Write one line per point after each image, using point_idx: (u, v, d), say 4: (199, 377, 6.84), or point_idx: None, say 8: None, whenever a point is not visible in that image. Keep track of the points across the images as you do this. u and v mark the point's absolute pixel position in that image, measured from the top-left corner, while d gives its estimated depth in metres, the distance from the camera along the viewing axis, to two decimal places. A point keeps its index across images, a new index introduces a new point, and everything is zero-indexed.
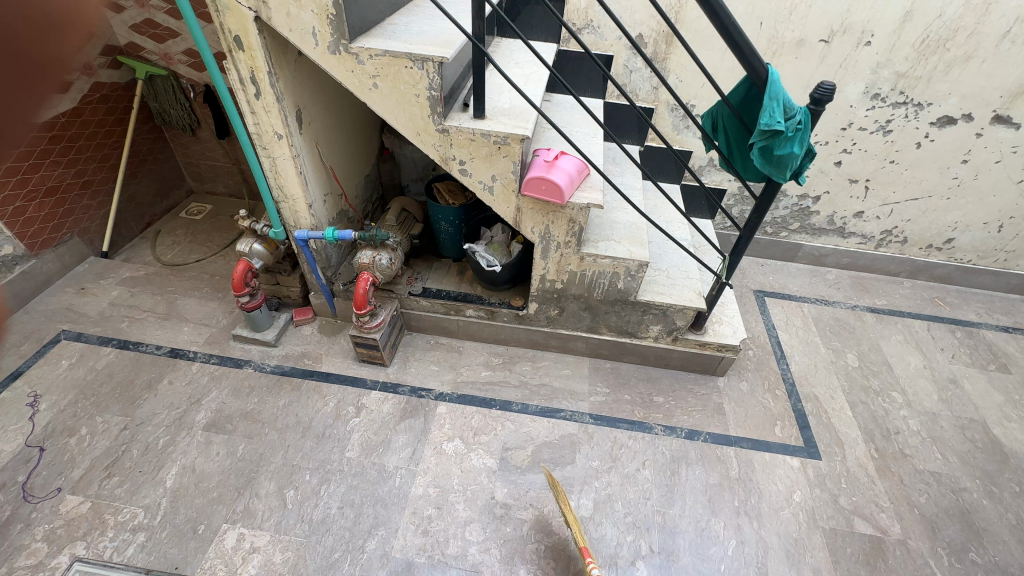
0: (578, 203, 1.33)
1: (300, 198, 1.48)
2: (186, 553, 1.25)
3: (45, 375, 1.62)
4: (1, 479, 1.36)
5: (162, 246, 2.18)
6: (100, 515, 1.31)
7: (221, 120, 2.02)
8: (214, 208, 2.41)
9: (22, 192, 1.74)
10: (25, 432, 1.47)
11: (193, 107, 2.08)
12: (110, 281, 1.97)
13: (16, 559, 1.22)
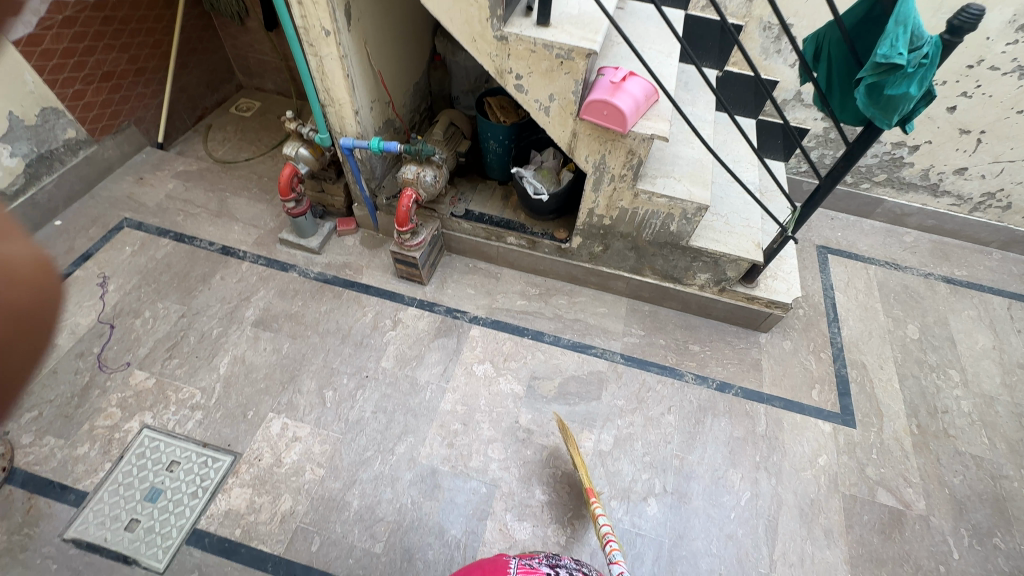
0: (641, 133, 1.20)
1: (346, 103, 1.41)
2: (237, 434, 1.38)
3: (111, 259, 1.74)
4: (80, 348, 1.51)
5: (213, 141, 2.19)
6: (163, 391, 1.45)
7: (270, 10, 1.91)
8: (262, 105, 2.36)
9: (79, 75, 1.75)
10: (97, 308, 1.61)
11: None
12: (166, 174, 2.02)
13: (96, 418, 1.39)
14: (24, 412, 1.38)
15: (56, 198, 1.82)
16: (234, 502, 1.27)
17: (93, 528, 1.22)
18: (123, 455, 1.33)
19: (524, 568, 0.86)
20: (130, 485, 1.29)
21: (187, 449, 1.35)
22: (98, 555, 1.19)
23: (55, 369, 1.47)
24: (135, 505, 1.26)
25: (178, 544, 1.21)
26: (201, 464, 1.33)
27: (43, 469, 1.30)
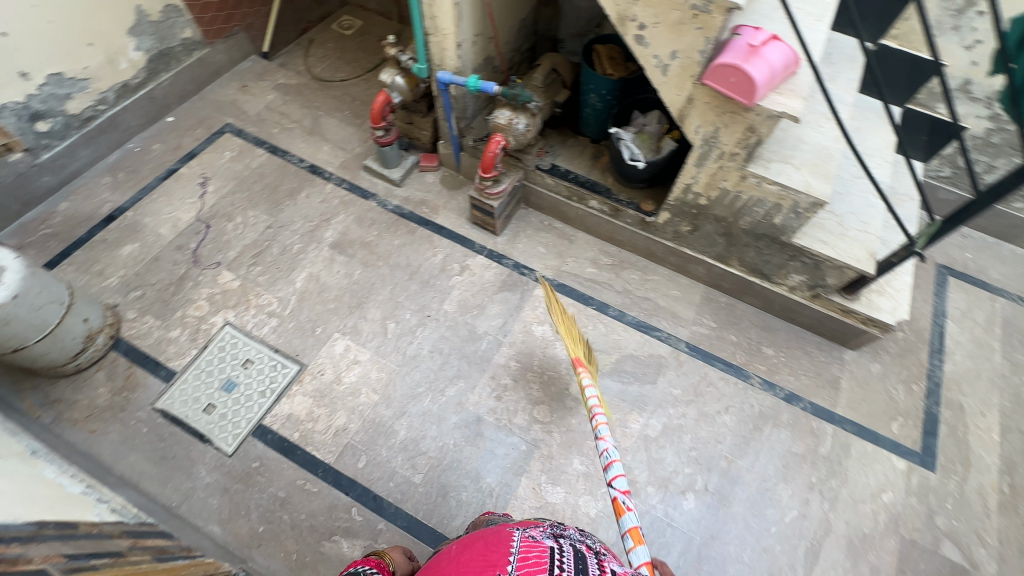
0: (769, 109, 1.05)
1: (451, 34, 1.35)
2: (305, 347, 1.47)
3: (213, 162, 1.84)
4: (180, 242, 1.64)
5: (314, 58, 2.20)
6: (246, 294, 1.56)
7: None
8: (363, 25, 2.33)
9: None
10: (197, 206, 1.72)
11: None
12: (267, 84, 2.07)
13: (188, 308, 1.52)
14: (131, 290, 1.54)
15: (170, 95, 1.92)
16: (296, 408, 1.38)
17: (177, 404, 1.37)
18: (207, 345, 1.46)
19: (530, 542, 0.65)
20: (210, 373, 1.42)
21: (261, 352, 1.46)
22: (180, 428, 1.34)
23: (159, 256, 1.61)
24: (213, 392, 1.39)
25: (246, 434, 1.33)
26: (271, 367, 1.44)
27: (143, 343, 1.46)
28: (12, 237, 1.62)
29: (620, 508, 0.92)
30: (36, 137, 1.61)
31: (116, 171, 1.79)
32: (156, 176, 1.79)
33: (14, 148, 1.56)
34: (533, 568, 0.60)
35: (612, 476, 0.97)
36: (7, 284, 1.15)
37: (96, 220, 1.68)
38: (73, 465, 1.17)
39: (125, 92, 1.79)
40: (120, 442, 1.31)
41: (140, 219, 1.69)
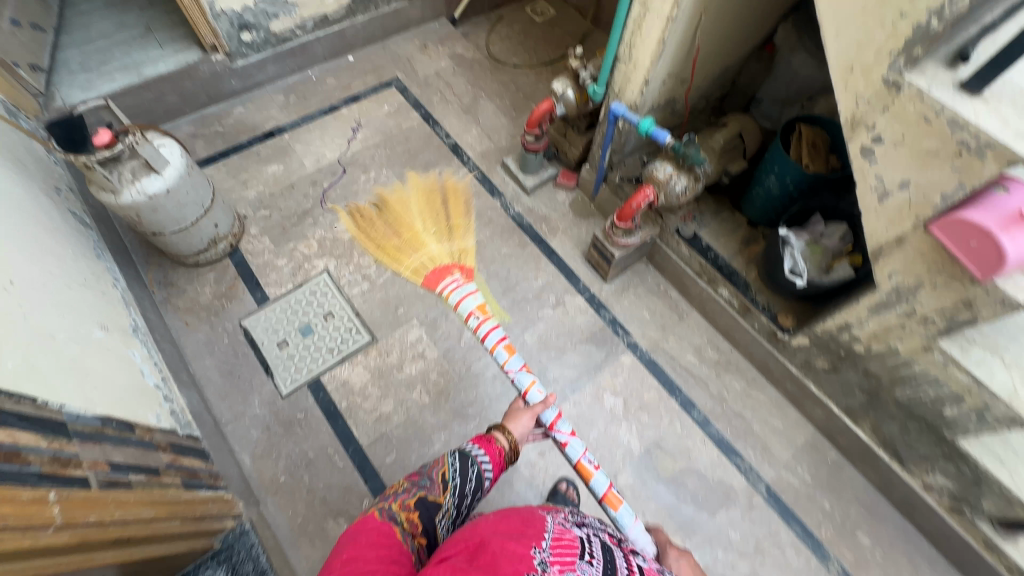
0: (1008, 293, 0.79)
1: (643, 69, 1.21)
2: (382, 322, 1.48)
3: (370, 111, 1.90)
4: (317, 178, 1.73)
5: (497, 34, 2.23)
6: (352, 249, 1.60)
7: None
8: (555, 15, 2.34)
9: None
10: (342, 149, 1.80)
11: None
12: (445, 50, 2.10)
13: (300, 243, 1.60)
14: (262, 208, 1.65)
15: (358, 36, 2.01)
16: (353, 377, 1.40)
17: (259, 328, 1.45)
18: (302, 284, 1.53)
19: (562, 529, 0.76)
20: (295, 310, 1.48)
21: (344, 309, 1.49)
22: (253, 352, 1.42)
23: (294, 184, 1.71)
24: (291, 330, 1.45)
25: (303, 382, 1.38)
26: (347, 327, 1.47)
27: (253, 261, 1.56)
28: (190, 124, 1.81)
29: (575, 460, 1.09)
30: (238, 44, 1.75)
31: (289, 93, 1.92)
32: (319, 108, 1.89)
33: (217, 49, 1.72)
34: (564, 548, 0.70)
35: (552, 424, 1.13)
36: (165, 177, 1.25)
37: (258, 132, 1.81)
38: (160, 353, 1.28)
39: (321, 24, 1.88)
40: (203, 343, 1.42)
41: (292, 144, 1.80)
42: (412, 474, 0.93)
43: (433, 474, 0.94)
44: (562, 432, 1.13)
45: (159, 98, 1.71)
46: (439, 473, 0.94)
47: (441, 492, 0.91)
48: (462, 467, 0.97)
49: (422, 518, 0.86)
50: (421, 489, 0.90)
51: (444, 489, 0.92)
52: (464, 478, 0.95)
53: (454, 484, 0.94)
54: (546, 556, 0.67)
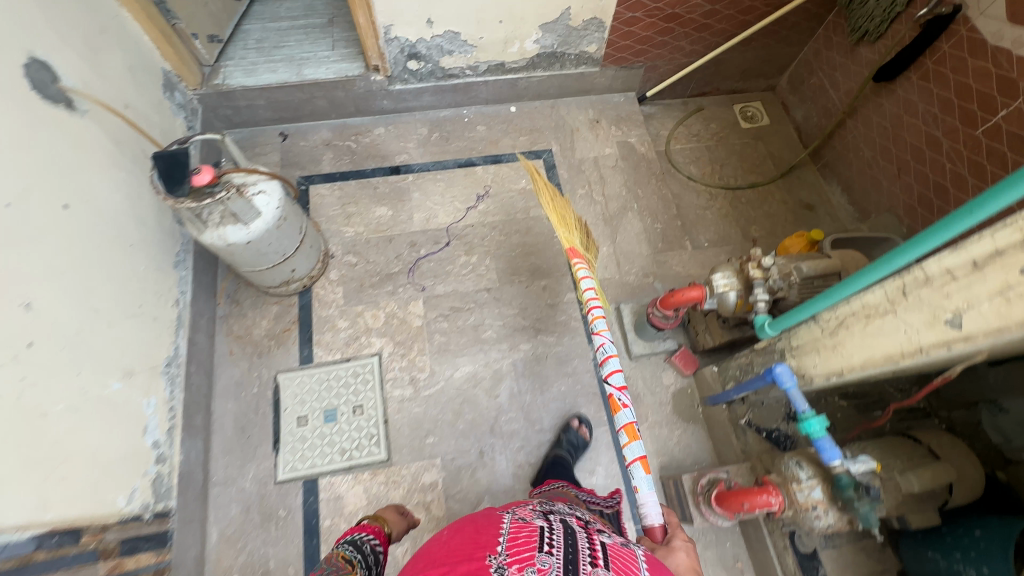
0: None
1: (844, 362, 0.82)
2: (405, 444, 1.31)
3: (505, 182, 1.68)
4: (417, 240, 1.57)
5: (685, 129, 1.90)
6: (415, 340, 1.43)
7: (910, 53, 1.38)
8: (766, 127, 1.92)
9: (650, 5, 1.52)
10: (456, 216, 1.61)
11: (898, 16, 1.42)
12: (616, 133, 1.79)
13: (369, 309, 1.46)
14: (351, 253, 1.54)
15: (530, 89, 1.77)
16: (349, 496, 1.25)
17: (289, 392, 1.35)
18: (350, 361, 1.39)
19: (520, 523, 0.78)
20: (330, 388, 1.36)
21: (376, 409, 1.34)
22: (272, 416, 1.33)
23: (393, 239, 1.56)
24: (316, 410, 1.34)
25: (300, 476, 1.27)
26: (369, 435, 1.32)
27: (318, 310, 1.46)
28: (329, 130, 1.73)
29: (615, 406, 0.94)
30: (402, 70, 1.60)
31: (435, 129, 1.75)
32: (456, 158, 1.71)
33: (379, 70, 1.58)
34: (522, 545, 0.74)
35: (608, 373, 0.96)
36: (249, 229, 1.14)
37: (386, 163, 1.68)
38: (185, 390, 1.23)
39: (495, 70, 1.67)
40: (235, 381, 1.36)
41: (412, 189, 1.65)
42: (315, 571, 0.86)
43: (336, 560, 0.88)
44: (613, 384, 0.95)
45: (309, 100, 1.64)
46: (340, 559, 0.88)
47: (350, 567, 0.87)
48: (356, 548, 0.94)
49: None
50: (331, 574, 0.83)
51: (352, 565, 0.87)
52: (361, 553, 0.93)
53: (359, 560, 0.91)
54: (502, 560, 0.71)
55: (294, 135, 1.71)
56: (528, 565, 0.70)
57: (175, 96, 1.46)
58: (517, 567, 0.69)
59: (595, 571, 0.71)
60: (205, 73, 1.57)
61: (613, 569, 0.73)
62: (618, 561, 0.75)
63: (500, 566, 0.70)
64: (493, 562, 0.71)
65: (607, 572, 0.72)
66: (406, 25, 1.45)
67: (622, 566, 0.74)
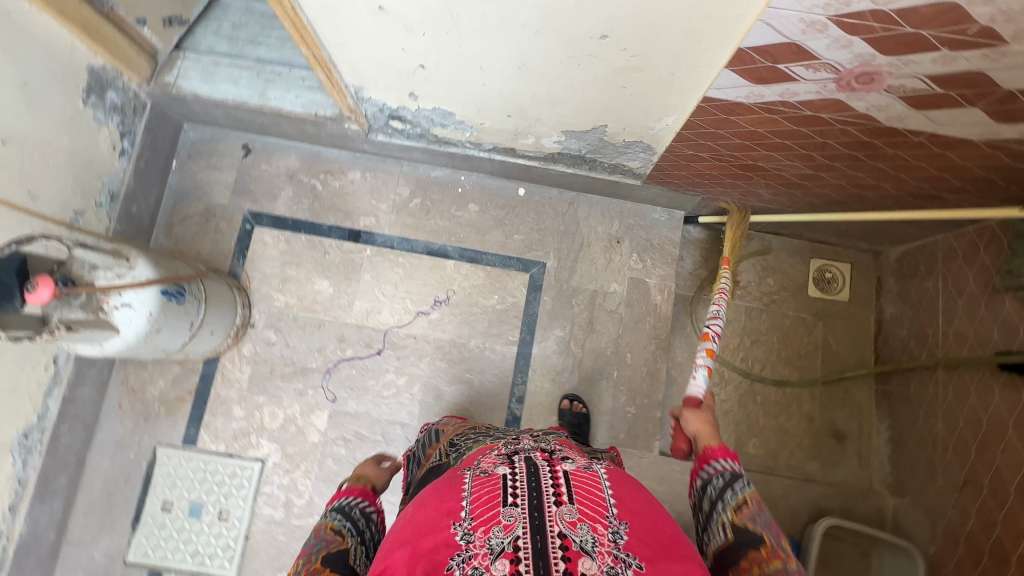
0: None
1: None
2: (257, 570, 1.23)
3: (474, 291, 1.38)
4: (348, 336, 1.34)
5: (730, 276, 1.46)
6: (306, 457, 1.28)
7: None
8: (839, 306, 1.45)
9: (722, 151, 1.05)
10: (402, 319, 1.36)
11: None
12: (636, 264, 1.40)
13: (270, 404, 1.31)
14: (272, 329, 1.34)
15: (547, 178, 1.36)
16: None
17: (163, 470, 1.27)
18: (232, 458, 1.28)
19: (483, 478, 0.60)
20: (204, 479, 1.27)
21: (241, 521, 1.25)
22: (139, 490, 1.26)
23: (323, 326, 1.34)
24: (182, 500, 1.26)
25: (148, 564, 1.22)
26: (225, 546, 1.24)
27: (218, 386, 1.31)
28: (298, 157, 1.43)
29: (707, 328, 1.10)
30: (384, 126, 1.24)
31: (419, 193, 1.42)
32: (428, 240, 1.40)
33: (354, 120, 1.23)
34: (486, 506, 0.56)
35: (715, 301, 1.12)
36: (103, 348, 0.97)
37: (347, 223, 1.40)
38: (48, 455, 1.16)
39: (504, 151, 1.26)
40: (116, 439, 1.28)
41: (365, 265, 1.38)
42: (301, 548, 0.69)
43: (324, 534, 0.70)
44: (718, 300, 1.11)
45: (273, 123, 1.33)
46: (329, 533, 0.70)
47: (341, 538, 0.70)
48: (345, 514, 0.74)
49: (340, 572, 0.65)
50: (320, 547, 0.67)
51: (344, 535, 0.70)
52: (352, 520, 0.73)
53: (350, 528, 0.72)
54: (467, 526, 0.54)
55: (257, 152, 1.43)
56: (494, 525, 0.53)
57: (108, 98, 1.19)
58: (484, 530, 0.53)
59: (560, 513, 0.54)
60: (158, 62, 1.27)
61: (580, 505, 0.56)
62: (585, 492, 0.58)
63: (466, 533, 0.53)
64: (456, 530, 0.54)
65: (573, 512, 0.55)
66: (383, 90, 1.08)
67: (590, 497, 0.58)
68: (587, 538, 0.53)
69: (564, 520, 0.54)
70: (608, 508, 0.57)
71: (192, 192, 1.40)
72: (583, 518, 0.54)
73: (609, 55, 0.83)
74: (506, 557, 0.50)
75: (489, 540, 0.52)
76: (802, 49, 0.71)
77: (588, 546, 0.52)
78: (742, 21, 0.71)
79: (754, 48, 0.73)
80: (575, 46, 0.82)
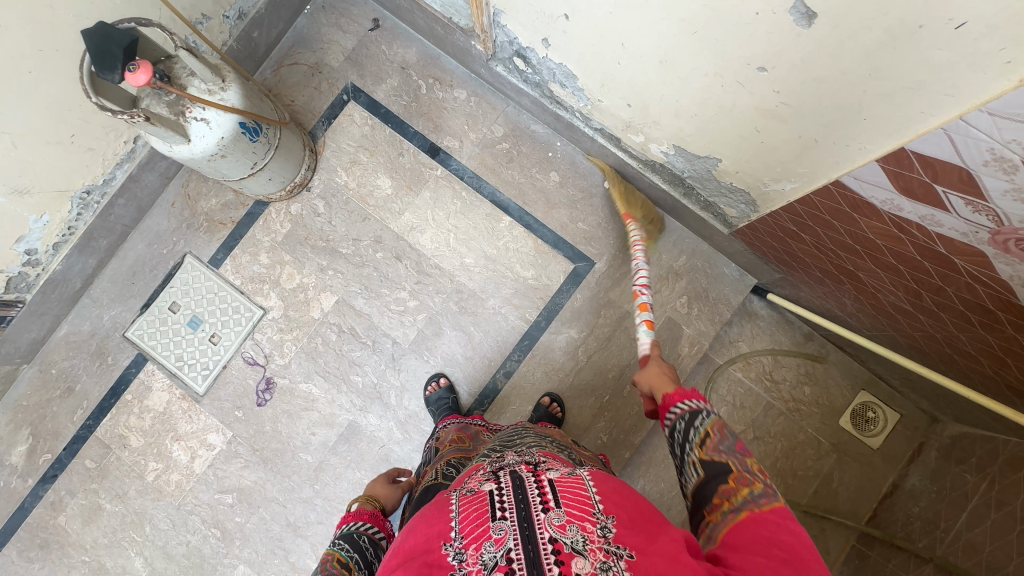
0: None
1: None
2: (220, 398, 1.33)
3: (515, 256, 1.35)
4: (384, 241, 1.36)
5: (769, 363, 1.36)
6: (301, 327, 1.34)
7: None
8: (864, 449, 1.33)
9: (826, 242, 0.95)
10: (437, 249, 1.35)
11: None
12: (681, 307, 1.32)
13: (292, 266, 1.36)
14: (323, 201, 1.37)
15: (638, 182, 1.28)
16: (155, 394, 1.34)
17: (183, 277, 1.37)
18: (241, 295, 1.36)
19: (469, 496, 0.58)
20: (212, 301, 1.36)
21: (225, 351, 1.34)
22: (157, 283, 1.37)
23: (367, 221, 1.36)
24: (188, 309, 1.36)
25: (139, 347, 1.35)
26: (204, 365, 1.34)
27: (257, 228, 1.37)
28: (418, 53, 1.40)
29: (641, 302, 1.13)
30: (506, 58, 1.19)
31: (510, 138, 1.37)
32: (496, 188, 1.36)
33: (481, 40, 1.18)
34: (475, 520, 0.54)
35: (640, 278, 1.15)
36: (171, 149, 1.01)
37: (432, 136, 1.38)
38: (99, 217, 1.28)
39: (609, 138, 1.19)
40: (158, 230, 1.38)
41: (428, 183, 1.37)
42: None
43: (334, 564, 0.70)
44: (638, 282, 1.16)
45: (409, 10, 1.31)
46: (335, 565, 0.70)
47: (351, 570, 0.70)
48: (353, 544, 0.75)
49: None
50: None
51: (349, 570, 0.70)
52: (359, 550, 0.75)
53: (357, 560, 0.73)
54: (458, 545, 0.53)
55: (384, 31, 1.41)
56: (485, 540, 0.52)
57: None
58: (476, 546, 0.52)
59: (548, 518, 0.52)
60: None
61: (566, 507, 0.54)
62: (570, 494, 0.56)
63: (457, 553, 0.52)
64: (449, 551, 0.53)
65: (560, 515, 0.53)
66: (520, 22, 1.03)
67: (575, 498, 0.55)
68: (577, 537, 0.51)
69: (552, 525, 0.52)
70: (594, 503, 0.55)
71: (311, 42, 1.41)
72: (571, 519, 0.52)
73: (760, 92, 0.75)
74: (499, 572, 0.49)
75: (482, 557, 0.51)
76: (973, 180, 0.59)
77: (579, 546, 0.50)
78: (920, 121, 0.60)
79: (918, 154, 0.63)
80: (727, 68, 0.75)
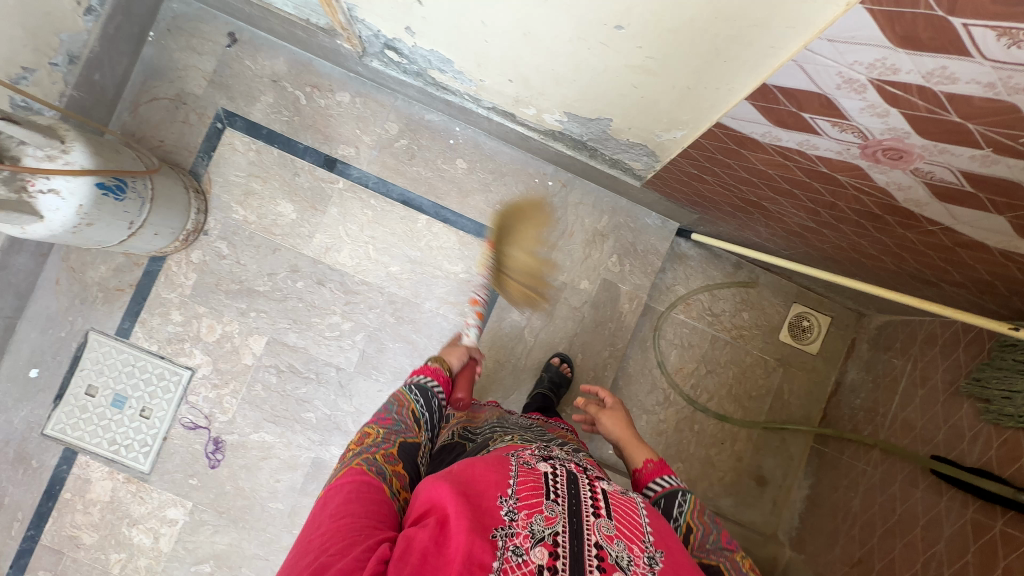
0: None
1: None
2: (169, 470, 1.25)
3: (441, 254, 1.31)
4: (301, 268, 1.29)
5: (707, 299, 1.40)
6: (235, 376, 1.27)
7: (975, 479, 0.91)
8: (805, 356, 1.42)
9: (726, 179, 0.96)
10: (359, 263, 1.30)
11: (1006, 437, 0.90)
12: (614, 266, 1.33)
13: (211, 317, 1.27)
14: (225, 242, 1.28)
15: (545, 152, 1.26)
16: (97, 485, 1.24)
17: (93, 356, 1.26)
18: (162, 360, 1.27)
19: (525, 468, 0.58)
20: (132, 374, 1.26)
21: (161, 423, 1.26)
22: (65, 370, 1.25)
23: (277, 252, 1.28)
24: (107, 389, 1.26)
25: (64, 442, 1.24)
26: (142, 442, 1.25)
27: (160, 286, 1.27)
28: (286, 62, 1.30)
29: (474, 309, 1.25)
30: (378, 53, 1.12)
31: (407, 134, 1.31)
32: (405, 187, 1.31)
33: (346, 39, 1.10)
34: (528, 491, 0.53)
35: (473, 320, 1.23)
36: (24, 231, 0.90)
37: (324, 148, 1.30)
38: None
39: (503, 115, 1.15)
40: (49, 314, 1.25)
41: (333, 198, 1.30)
42: (381, 418, 0.73)
43: (406, 417, 0.75)
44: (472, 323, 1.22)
45: (263, 18, 1.20)
46: (410, 416, 0.76)
47: (417, 430, 0.75)
48: (425, 400, 0.81)
49: (408, 466, 0.68)
50: (400, 434, 0.71)
51: (418, 428, 0.75)
52: (429, 409, 0.81)
53: (426, 423, 0.77)
54: (512, 504, 0.51)
55: (243, 44, 1.29)
56: (536, 513, 0.51)
57: None
58: (527, 514, 0.51)
59: (597, 524, 0.52)
60: None
61: (618, 522, 0.54)
62: (622, 512, 0.55)
63: (509, 510, 0.51)
64: (501, 504, 0.51)
65: (610, 525, 0.53)
66: (377, 16, 0.98)
67: (626, 519, 0.55)
68: (622, 554, 0.51)
69: (601, 533, 0.51)
70: (645, 532, 0.55)
71: (164, 72, 1.28)
72: (620, 534, 0.52)
73: (625, 50, 0.73)
74: (544, 549, 0.48)
75: (531, 526, 0.50)
76: (833, 104, 0.61)
77: (622, 564, 0.50)
78: (774, 54, 0.61)
79: (779, 88, 0.64)
80: (587, 31, 0.72)
